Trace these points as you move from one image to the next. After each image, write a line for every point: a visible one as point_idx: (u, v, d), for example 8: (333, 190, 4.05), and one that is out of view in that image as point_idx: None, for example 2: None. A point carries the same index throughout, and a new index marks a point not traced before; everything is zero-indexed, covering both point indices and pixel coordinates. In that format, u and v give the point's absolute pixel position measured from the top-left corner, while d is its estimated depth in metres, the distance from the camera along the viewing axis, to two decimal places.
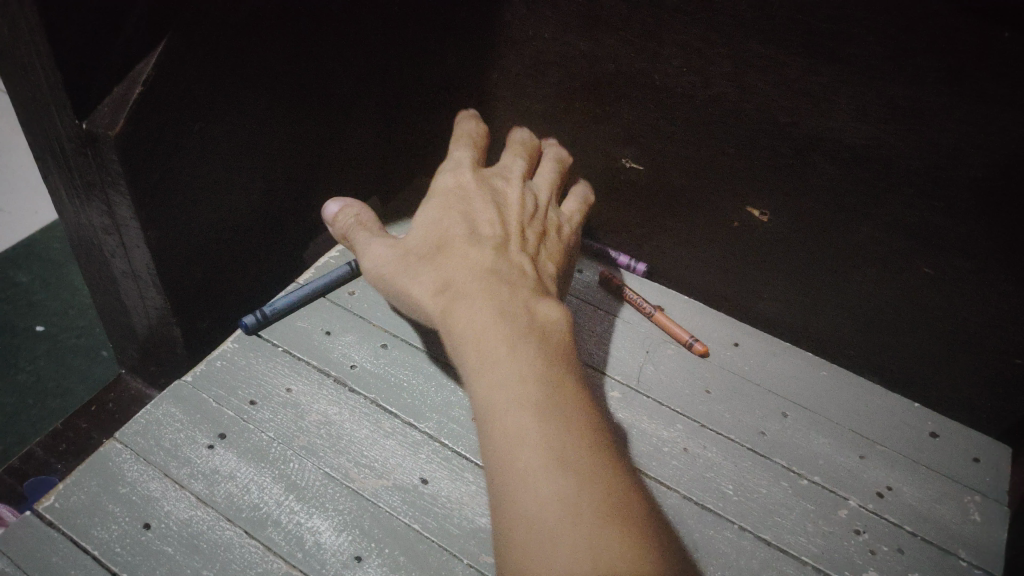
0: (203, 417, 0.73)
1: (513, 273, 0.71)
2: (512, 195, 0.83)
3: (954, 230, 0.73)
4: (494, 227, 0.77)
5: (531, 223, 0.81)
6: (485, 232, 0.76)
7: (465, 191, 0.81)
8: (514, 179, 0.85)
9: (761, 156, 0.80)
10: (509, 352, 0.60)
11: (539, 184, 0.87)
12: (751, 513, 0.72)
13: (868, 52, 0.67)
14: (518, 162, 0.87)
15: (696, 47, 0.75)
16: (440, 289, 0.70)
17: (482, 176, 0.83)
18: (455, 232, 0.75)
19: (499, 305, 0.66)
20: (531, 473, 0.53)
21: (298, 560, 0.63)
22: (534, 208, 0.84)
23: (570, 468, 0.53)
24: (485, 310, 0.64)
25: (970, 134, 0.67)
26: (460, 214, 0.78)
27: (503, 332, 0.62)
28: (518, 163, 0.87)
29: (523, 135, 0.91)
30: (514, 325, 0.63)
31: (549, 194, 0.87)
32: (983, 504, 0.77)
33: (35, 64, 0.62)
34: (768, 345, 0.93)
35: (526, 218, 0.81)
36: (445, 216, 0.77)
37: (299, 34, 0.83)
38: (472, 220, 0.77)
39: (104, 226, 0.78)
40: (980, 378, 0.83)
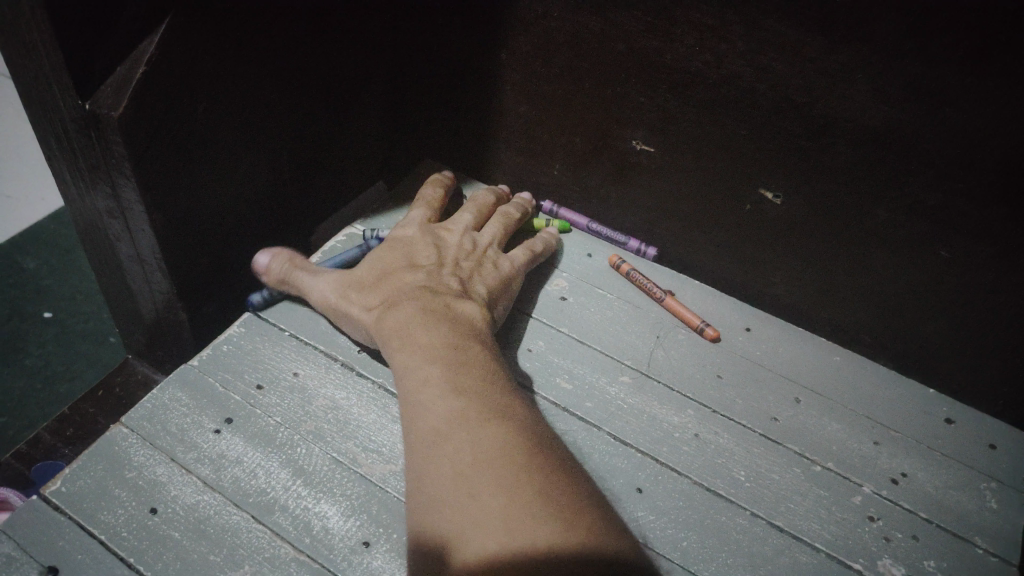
0: (210, 401, 0.73)
1: (441, 287, 0.79)
2: (451, 236, 0.88)
3: (974, 212, 0.72)
4: (429, 258, 0.83)
5: (468, 257, 0.85)
6: (420, 261, 0.83)
7: (406, 237, 0.87)
8: (457, 228, 0.89)
9: (775, 137, 0.79)
10: (429, 346, 0.69)
11: (486, 234, 0.90)
12: (764, 500, 0.71)
13: (888, 29, 0.65)
14: (466, 215, 0.91)
15: (710, 26, 0.74)
16: (370, 305, 0.77)
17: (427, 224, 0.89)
18: (393, 265, 0.82)
19: (423, 317, 0.73)
20: (440, 430, 0.60)
21: (306, 544, 0.63)
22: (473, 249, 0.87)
23: (474, 427, 0.60)
24: (413, 313, 0.73)
25: (991, 113, 0.65)
26: (401, 251, 0.85)
27: (425, 338, 0.70)
28: (467, 215, 0.91)
29: (483, 195, 0.95)
30: (435, 327, 0.71)
31: (492, 242, 0.89)
32: (1000, 490, 0.76)
33: (39, 44, 0.61)
34: (781, 330, 0.91)
35: (462, 255, 0.85)
36: (383, 252, 0.84)
37: (304, 13, 0.81)
38: (411, 257, 0.84)
39: (109, 210, 0.77)
40: (999, 365, 0.82)
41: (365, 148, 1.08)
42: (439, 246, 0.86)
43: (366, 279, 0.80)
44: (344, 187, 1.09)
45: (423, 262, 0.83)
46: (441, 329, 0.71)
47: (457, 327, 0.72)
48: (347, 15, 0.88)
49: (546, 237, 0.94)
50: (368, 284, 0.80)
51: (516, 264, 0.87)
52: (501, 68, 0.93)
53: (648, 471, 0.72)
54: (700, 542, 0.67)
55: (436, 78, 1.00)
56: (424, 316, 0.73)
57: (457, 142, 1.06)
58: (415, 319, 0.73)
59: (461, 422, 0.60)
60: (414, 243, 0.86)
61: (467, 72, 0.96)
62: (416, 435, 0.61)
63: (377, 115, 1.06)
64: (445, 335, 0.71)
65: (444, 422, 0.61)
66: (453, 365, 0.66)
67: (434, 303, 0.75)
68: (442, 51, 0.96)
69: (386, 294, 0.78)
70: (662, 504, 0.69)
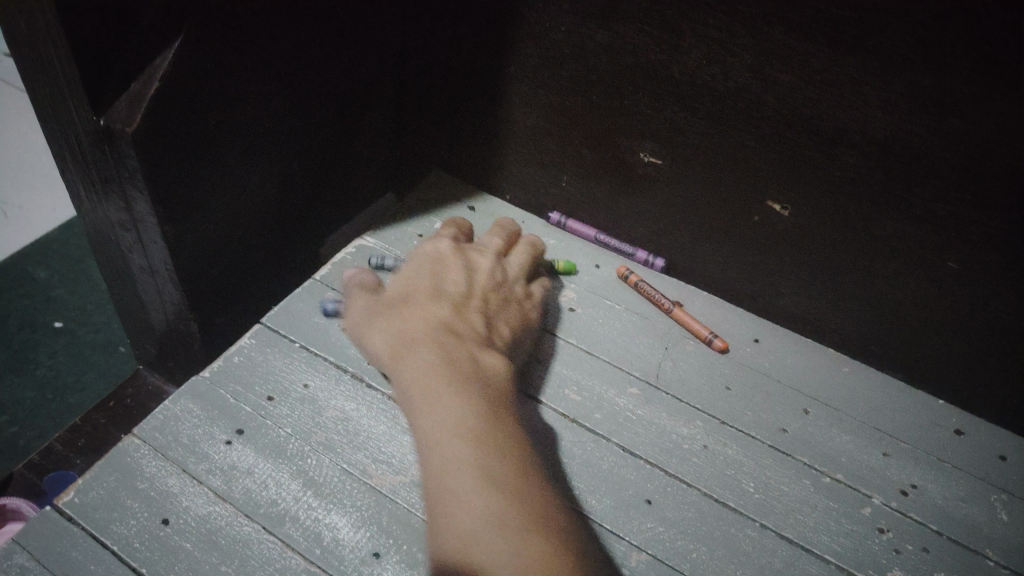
0: (221, 412, 0.73)
1: (463, 326, 0.76)
2: (482, 264, 0.85)
3: (982, 223, 0.72)
4: (456, 287, 0.81)
5: (495, 291, 0.83)
6: (446, 288, 0.80)
7: (436, 257, 0.85)
8: (486, 254, 0.87)
9: (783, 149, 0.79)
10: (455, 418, 0.65)
11: (514, 263, 0.89)
12: (774, 511, 0.71)
13: (895, 41, 0.66)
14: (495, 241, 0.91)
15: (717, 38, 0.75)
16: (391, 338, 0.75)
17: (459, 245, 0.87)
18: (419, 290, 0.80)
19: (444, 365, 0.70)
20: (472, 536, 0.58)
21: (317, 556, 0.63)
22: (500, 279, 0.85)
23: (511, 538, 0.58)
24: (434, 362, 0.71)
25: (998, 124, 0.65)
26: (429, 272, 0.83)
27: (448, 407, 0.66)
28: (495, 241, 0.91)
29: (507, 223, 0.95)
30: (458, 389, 0.68)
31: (516, 272, 0.88)
32: (1010, 502, 0.76)
33: (55, 60, 0.62)
34: (790, 342, 0.92)
35: (489, 285, 0.83)
36: (412, 273, 0.83)
37: (315, 26, 0.82)
38: (439, 280, 0.82)
39: (121, 222, 0.78)
40: (1008, 377, 0.82)
41: (374, 160, 1.09)
42: (468, 271, 0.84)
43: (394, 304, 0.80)
44: (353, 198, 1.10)
45: (449, 291, 0.80)
46: (466, 397, 0.67)
47: (478, 386, 0.69)
48: (356, 28, 0.89)
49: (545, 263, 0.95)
50: (394, 309, 0.79)
51: (535, 300, 0.87)
52: (509, 80, 0.94)
53: (657, 483, 0.72)
54: (709, 553, 0.67)
55: (445, 89, 1.00)
56: (446, 370, 0.70)
57: (466, 154, 1.07)
58: (438, 379, 0.69)
59: (495, 532, 0.58)
60: (444, 266, 0.83)
61: (475, 84, 0.97)
62: (448, 538, 0.58)
63: (387, 127, 1.06)
64: (470, 402, 0.67)
65: (475, 524, 0.58)
66: (481, 447, 0.63)
67: (456, 354, 0.72)
68: (451, 62, 0.97)
69: (408, 328, 0.75)
70: (671, 515, 0.69)
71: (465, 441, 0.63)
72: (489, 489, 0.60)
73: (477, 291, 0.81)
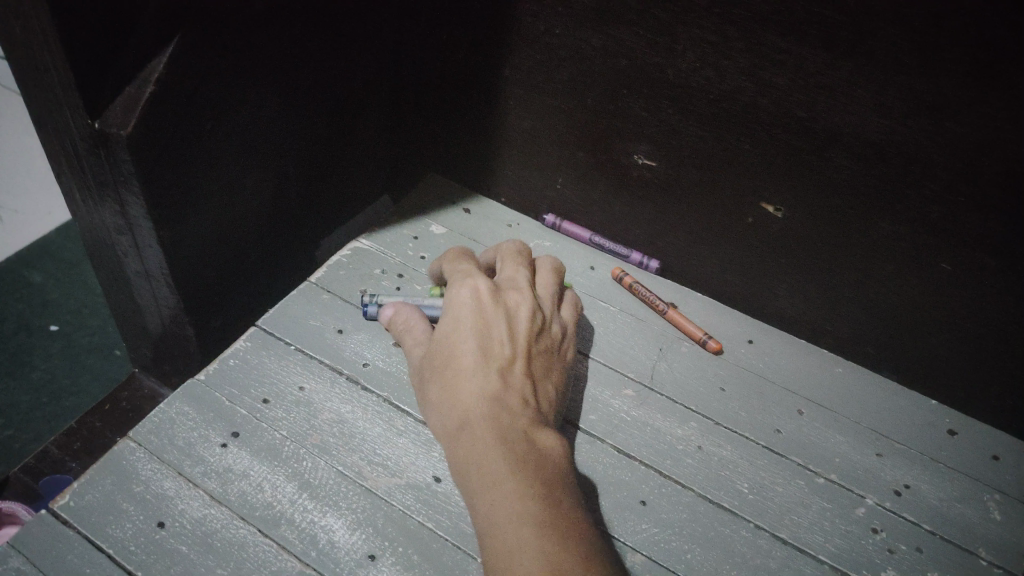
0: (217, 415, 0.73)
1: (521, 400, 0.69)
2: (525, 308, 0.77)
3: (974, 225, 0.73)
4: (505, 348, 0.72)
5: (541, 338, 0.76)
6: (495, 352, 0.71)
7: (476, 305, 0.75)
8: (525, 290, 0.79)
9: (777, 151, 0.79)
10: (521, 514, 0.59)
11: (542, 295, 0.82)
12: (768, 512, 0.72)
13: (887, 44, 0.66)
14: (522, 271, 0.82)
15: (711, 41, 0.75)
16: (446, 416, 0.69)
17: (495, 286, 0.78)
18: (464, 351, 0.72)
19: (510, 460, 0.63)
20: None
21: (312, 558, 0.63)
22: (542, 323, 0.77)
23: None
24: (496, 454, 0.63)
25: (990, 126, 0.66)
26: (472, 328, 0.73)
27: (511, 500, 0.60)
28: (519, 270, 0.83)
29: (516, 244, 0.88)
30: (521, 476, 0.62)
31: (550, 308, 0.81)
32: (1004, 502, 0.76)
33: (50, 65, 0.62)
34: (784, 343, 0.92)
35: (536, 339, 0.75)
36: (452, 325, 0.74)
37: (311, 30, 0.82)
38: (484, 340, 0.72)
39: (117, 226, 0.78)
40: (1000, 378, 0.82)
41: (370, 163, 1.09)
42: (510, 318, 0.75)
43: (439, 368, 0.72)
44: (349, 201, 1.10)
45: (497, 350, 0.72)
46: (530, 486, 0.61)
47: (547, 482, 0.62)
48: (352, 31, 0.89)
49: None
50: (442, 376, 0.71)
51: (569, 335, 0.81)
52: (504, 84, 0.94)
53: (652, 484, 0.72)
54: (705, 554, 0.67)
55: (441, 92, 1.01)
56: (512, 468, 0.62)
57: (461, 156, 1.07)
58: (500, 464, 0.63)
59: None
60: (486, 314, 0.74)
61: (471, 87, 0.97)
62: None
63: (383, 130, 1.07)
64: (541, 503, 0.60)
65: None
66: (549, 542, 0.57)
67: (512, 430, 0.65)
68: (447, 66, 0.97)
69: (462, 405, 0.68)
70: (666, 517, 0.70)
71: (532, 533, 0.58)
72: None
73: (525, 346, 0.73)
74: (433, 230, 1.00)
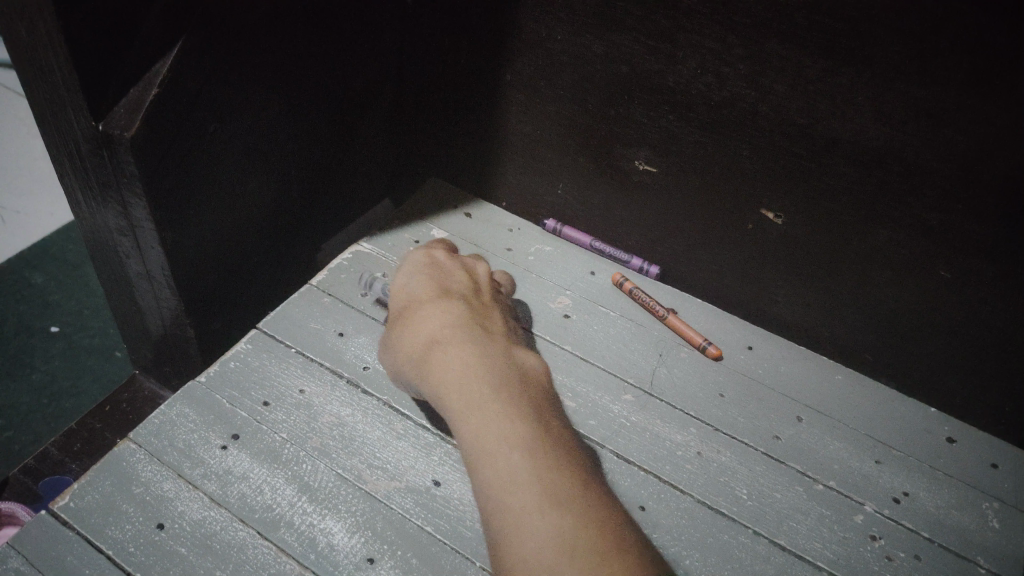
0: (218, 417, 0.73)
1: (485, 321, 0.78)
2: (479, 268, 0.87)
3: (973, 232, 0.73)
4: (465, 288, 0.82)
5: (497, 291, 0.85)
6: (456, 288, 0.81)
7: (430, 267, 0.84)
8: (479, 257, 0.89)
9: (776, 157, 0.80)
10: (505, 431, 0.64)
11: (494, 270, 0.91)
12: (767, 518, 0.72)
13: (887, 52, 0.67)
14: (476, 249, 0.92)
15: (711, 48, 0.75)
16: (412, 348, 0.75)
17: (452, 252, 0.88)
18: (424, 299, 0.80)
19: (482, 358, 0.71)
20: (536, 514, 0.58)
21: (311, 561, 0.63)
22: (495, 284, 0.87)
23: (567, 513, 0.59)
24: (468, 354, 0.72)
25: (990, 135, 0.66)
26: (435, 275, 0.83)
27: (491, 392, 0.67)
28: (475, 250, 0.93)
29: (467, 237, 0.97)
30: (504, 390, 0.68)
31: (504, 280, 0.90)
32: (1003, 510, 0.76)
33: (54, 67, 0.63)
34: (784, 349, 0.92)
35: (493, 288, 0.85)
36: (412, 283, 0.83)
37: (313, 34, 0.83)
38: (446, 282, 0.82)
39: (120, 228, 0.78)
40: (1000, 386, 0.82)
41: (371, 168, 1.09)
42: (467, 271, 0.85)
43: (404, 313, 0.79)
44: (351, 205, 1.10)
45: (457, 289, 0.81)
46: (507, 387, 0.68)
47: (517, 379, 0.70)
48: (354, 36, 0.89)
49: (536, 277, 0.96)
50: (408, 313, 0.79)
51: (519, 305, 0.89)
52: (505, 88, 0.94)
53: (651, 489, 0.72)
54: (703, 560, 0.67)
55: (442, 96, 1.01)
56: (483, 362, 0.71)
57: (463, 161, 1.08)
58: (479, 385, 0.68)
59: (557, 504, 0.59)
60: (441, 273, 0.84)
61: (472, 90, 0.98)
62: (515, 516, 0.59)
63: (384, 134, 1.07)
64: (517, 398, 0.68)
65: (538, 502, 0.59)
66: (540, 460, 0.62)
67: (485, 341, 0.74)
68: (449, 70, 0.97)
69: (431, 327, 0.76)
70: (665, 522, 0.70)
71: (519, 454, 0.62)
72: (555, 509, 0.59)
73: (483, 291, 0.83)
74: (434, 235, 1.00)
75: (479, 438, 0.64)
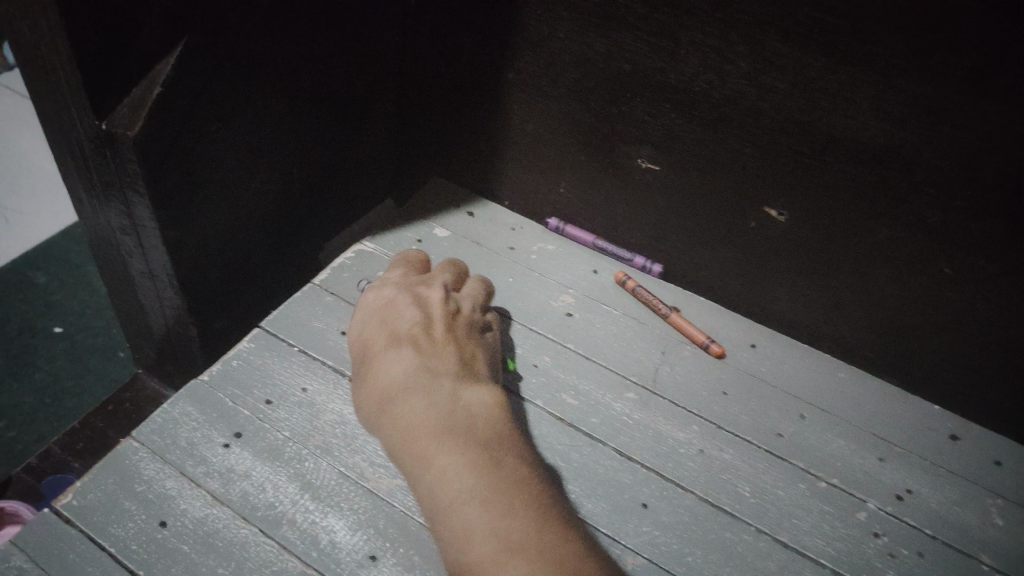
0: (220, 415, 0.73)
1: (435, 361, 0.73)
2: (433, 295, 0.82)
3: (975, 229, 0.73)
4: (411, 326, 0.77)
5: (456, 316, 0.80)
6: (402, 330, 0.77)
7: (384, 299, 0.81)
8: (436, 283, 0.84)
9: (779, 155, 0.79)
10: (460, 497, 0.62)
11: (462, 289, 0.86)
12: (769, 516, 0.71)
13: (889, 49, 0.67)
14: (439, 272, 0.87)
15: (713, 46, 0.75)
16: (364, 406, 0.72)
17: (404, 283, 0.84)
18: (376, 340, 0.77)
19: (428, 417, 0.67)
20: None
21: (313, 558, 0.63)
22: (454, 304, 0.82)
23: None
24: (415, 413, 0.68)
25: (992, 132, 0.66)
26: (381, 318, 0.79)
27: (437, 454, 0.65)
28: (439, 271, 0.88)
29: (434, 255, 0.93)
30: (451, 449, 0.65)
31: (472, 296, 0.85)
32: (1006, 507, 0.76)
33: (57, 65, 0.63)
34: (787, 347, 0.92)
35: (450, 314, 0.80)
36: (364, 329, 0.79)
37: (315, 33, 0.83)
38: (392, 324, 0.77)
39: (122, 227, 0.79)
40: (1003, 383, 0.82)
41: (373, 167, 1.09)
42: (417, 302, 0.80)
43: (354, 367, 0.76)
44: (353, 204, 1.10)
45: (403, 330, 0.77)
46: (455, 444, 0.65)
47: (467, 431, 0.66)
48: (356, 36, 0.90)
49: (538, 275, 0.96)
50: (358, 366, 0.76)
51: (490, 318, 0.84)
52: (506, 86, 0.94)
53: (653, 486, 0.72)
54: (705, 557, 0.67)
55: (443, 95, 1.01)
56: (431, 419, 0.67)
57: (464, 161, 1.08)
58: (430, 432, 0.66)
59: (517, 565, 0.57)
60: (395, 305, 0.80)
61: (474, 90, 0.97)
62: None
63: (386, 133, 1.07)
64: (465, 454, 0.64)
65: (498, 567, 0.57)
66: (502, 521, 0.60)
67: (435, 390, 0.70)
68: (450, 69, 0.97)
69: (377, 383, 0.72)
70: (666, 519, 0.70)
71: (476, 503, 0.61)
72: (512, 557, 0.58)
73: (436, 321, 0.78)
74: (436, 234, 1.00)
75: (435, 511, 0.62)
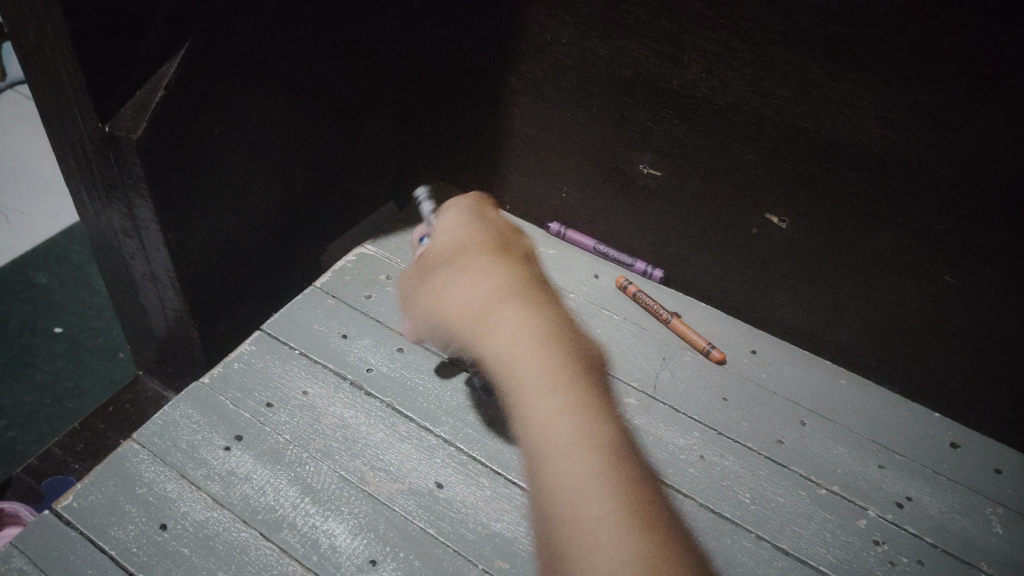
0: (221, 418, 0.73)
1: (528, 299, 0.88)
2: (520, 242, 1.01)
3: (977, 237, 0.73)
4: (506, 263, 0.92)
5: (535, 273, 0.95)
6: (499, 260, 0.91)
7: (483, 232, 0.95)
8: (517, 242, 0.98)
9: (780, 161, 0.80)
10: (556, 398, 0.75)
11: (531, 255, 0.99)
12: (770, 522, 0.71)
13: (892, 57, 0.67)
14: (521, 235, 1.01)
15: (715, 52, 0.75)
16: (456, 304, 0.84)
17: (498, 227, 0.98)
18: (475, 251, 0.90)
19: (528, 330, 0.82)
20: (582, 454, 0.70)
21: (314, 562, 0.63)
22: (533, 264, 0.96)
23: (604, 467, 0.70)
24: (519, 323, 0.82)
25: (994, 140, 0.66)
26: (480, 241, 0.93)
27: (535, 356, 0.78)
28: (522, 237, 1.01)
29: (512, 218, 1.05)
30: (552, 363, 0.79)
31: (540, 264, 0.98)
32: (1006, 516, 0.76)
33: (61, 68, 0.63)
34: (787, 353, 0.92)
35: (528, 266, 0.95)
36: (462, 239, 0.92)
37: (318, 36, 0.83)
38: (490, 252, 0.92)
39: (124, 228, 0.79)
40: (1002, 392, 0.82)
41: (375, 170, 1.09)
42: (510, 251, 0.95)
43: (452, 264, 0.88)
44: (355, 207, 1.10)
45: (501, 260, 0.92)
46: (553, 358, 0.79)
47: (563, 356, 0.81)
48: (359, 38, 0.90)
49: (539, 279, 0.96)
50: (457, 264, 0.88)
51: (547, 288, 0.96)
52: (509, 91, 0.94)
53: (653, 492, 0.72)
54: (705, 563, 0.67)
55: (445, 99, 1.01)
56: (531, 330, 0.82)
57: (466, 165, 1.08)
58: (535, 356, 0.78)
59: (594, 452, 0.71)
60: (492, 249, 0.92)
61: (476, 94, 0.97)
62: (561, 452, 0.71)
63: (388, 136, 1.07)
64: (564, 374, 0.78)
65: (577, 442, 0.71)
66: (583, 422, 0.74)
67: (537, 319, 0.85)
68: (452, 73, 0.97)
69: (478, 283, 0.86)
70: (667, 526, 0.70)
71: (559, 399, 0.75)
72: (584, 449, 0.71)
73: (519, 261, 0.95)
74: None
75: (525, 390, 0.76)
